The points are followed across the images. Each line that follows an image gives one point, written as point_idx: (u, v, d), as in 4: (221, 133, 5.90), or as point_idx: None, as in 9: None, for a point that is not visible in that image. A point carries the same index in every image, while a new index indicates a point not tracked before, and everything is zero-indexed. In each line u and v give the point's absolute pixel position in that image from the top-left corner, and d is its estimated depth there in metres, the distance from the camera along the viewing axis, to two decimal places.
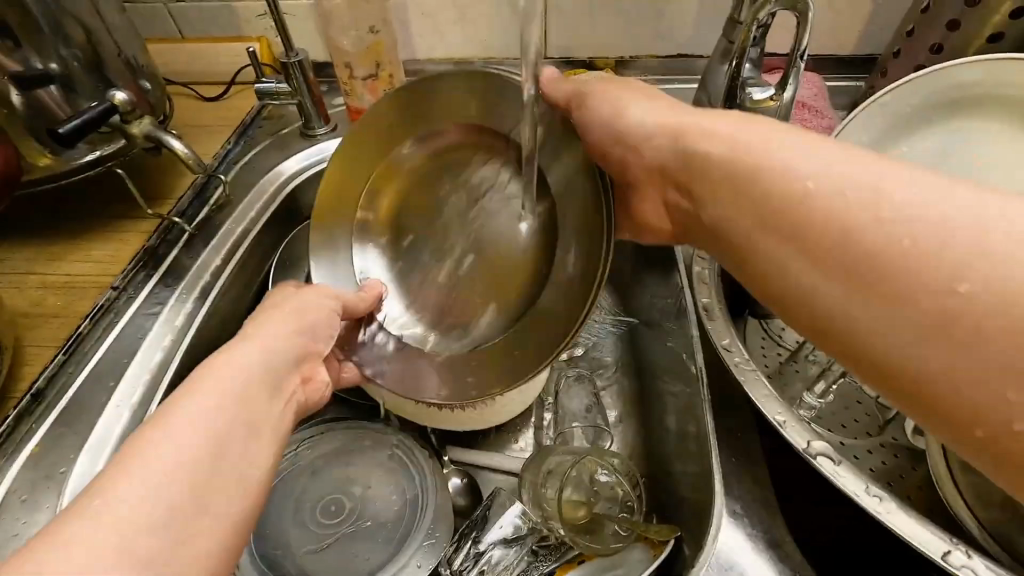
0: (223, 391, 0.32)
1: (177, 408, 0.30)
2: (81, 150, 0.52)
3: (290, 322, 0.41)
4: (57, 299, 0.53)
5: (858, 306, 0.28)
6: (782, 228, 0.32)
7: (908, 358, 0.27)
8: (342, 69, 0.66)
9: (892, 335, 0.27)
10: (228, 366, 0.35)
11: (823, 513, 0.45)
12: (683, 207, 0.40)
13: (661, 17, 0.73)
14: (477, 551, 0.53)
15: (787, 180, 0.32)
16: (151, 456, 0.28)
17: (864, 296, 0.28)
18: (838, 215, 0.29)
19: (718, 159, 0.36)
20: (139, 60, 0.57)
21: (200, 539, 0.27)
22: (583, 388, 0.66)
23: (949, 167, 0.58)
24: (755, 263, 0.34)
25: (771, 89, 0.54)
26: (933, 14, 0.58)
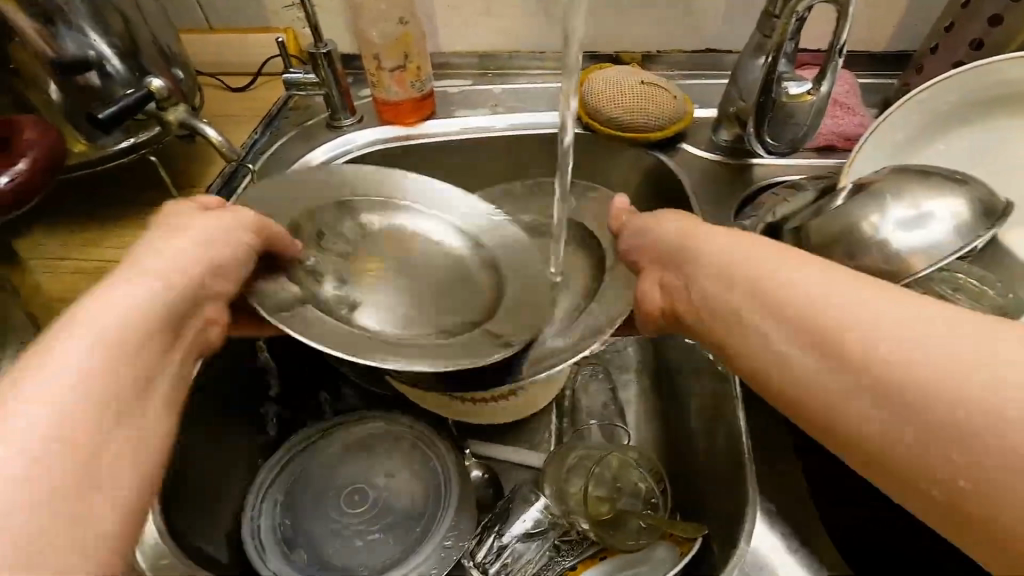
0: (105, 337, 0.30)
1: (56, 351, 0.28)
2: (116, 137, 0.53)
3: (196, 254, 0.38)
4: (89, 284, 0.54)
5: (834, 383, 0.26)
6: (759, 309, 0.31)
7: (873, 427, 0.25)
8: (369, 61, 0.66)
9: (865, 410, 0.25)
10: (114, 304, 0.32)
11: (840, 513, 0.46)
12: (676, 290, 0.39)
13: (690, 11, 0.72)
14: (500, 544, 0.52)
15: (769, 271, 0.32)
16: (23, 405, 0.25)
17: (838, 370, 0.26)
18: (815, 296, 0.29)
19: (717, 252, 0.36)
20: (172, 49, 0.57)
21: (96, 504, 0.26)
22: (601, 384, 0.65)
23: (981, 166, 0.58)
24: (731, 338, 0.33)
25: (807, 83, 0.55)
26: (974, 9, 0.57)
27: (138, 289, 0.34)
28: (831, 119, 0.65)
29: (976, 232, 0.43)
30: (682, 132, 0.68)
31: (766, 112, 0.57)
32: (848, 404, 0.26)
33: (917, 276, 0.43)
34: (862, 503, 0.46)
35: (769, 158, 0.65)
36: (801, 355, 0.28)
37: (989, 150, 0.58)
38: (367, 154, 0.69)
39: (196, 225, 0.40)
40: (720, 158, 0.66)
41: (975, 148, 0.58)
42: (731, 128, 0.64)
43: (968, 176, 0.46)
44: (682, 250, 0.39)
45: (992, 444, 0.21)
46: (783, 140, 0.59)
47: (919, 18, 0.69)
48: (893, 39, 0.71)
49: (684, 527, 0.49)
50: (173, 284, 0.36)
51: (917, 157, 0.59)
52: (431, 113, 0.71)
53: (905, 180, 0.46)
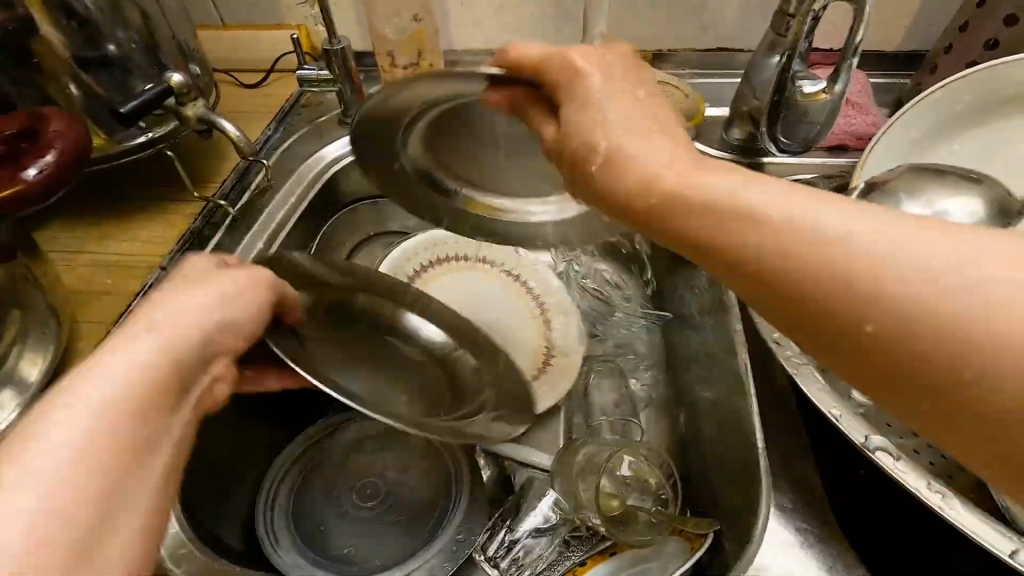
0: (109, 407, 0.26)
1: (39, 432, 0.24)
2: (134, 132, 0.53)
3: (214, 300, 0.34)
4: (107, 277, 0.55)
5: (821, 337, 0.25)
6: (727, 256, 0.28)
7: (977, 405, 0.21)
8: (383, 58, 0.67)
9: (850, 366, 0.25)
10: (121, 362, 0.28)
11: (847, 494, 0.44)
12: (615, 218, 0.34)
13: (703, 11, 0.72)
14: (511, 539, 0.53)
15: (738, 208, 0.27)
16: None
17: (824, 328, 0.25)
18: (791, 252, 0.25)
19: (724, 184, 0.28)
20: (189, 45, 0.58)
21: None
22: (612, 381, 0.66)
23: (993, 166, 0.58)
24: (785, 288, 0.26)
25: (821, 82, 0.55)
26: (989, 9, 0.57)
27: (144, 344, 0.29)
28: (843, 119, 0.65)
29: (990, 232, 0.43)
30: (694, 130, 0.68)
31: (781, 111, 0.57)
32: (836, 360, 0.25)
33: None
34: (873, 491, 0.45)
35: (782, 157, 0.64)
36: (783, 311, 0.26)
37: (1000, 148, 0.58)
38: None
39: (219, 271, 0.37)
40: (732, 157, 0.65)
41: (987, 145, 0.58)
42: (743, 126, 0.64)
43: (984, 175, 0.46)
44: (611, 177, 0.32)
45: None
46: (796, 140, 0.59)
47: (931, 18, 0.69)
48: (904, 39, 0.71)
49: (695, 523, 0.49)
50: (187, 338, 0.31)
51: (931, 156, 0.59)
52: None
53: (920, 177, 0.46)
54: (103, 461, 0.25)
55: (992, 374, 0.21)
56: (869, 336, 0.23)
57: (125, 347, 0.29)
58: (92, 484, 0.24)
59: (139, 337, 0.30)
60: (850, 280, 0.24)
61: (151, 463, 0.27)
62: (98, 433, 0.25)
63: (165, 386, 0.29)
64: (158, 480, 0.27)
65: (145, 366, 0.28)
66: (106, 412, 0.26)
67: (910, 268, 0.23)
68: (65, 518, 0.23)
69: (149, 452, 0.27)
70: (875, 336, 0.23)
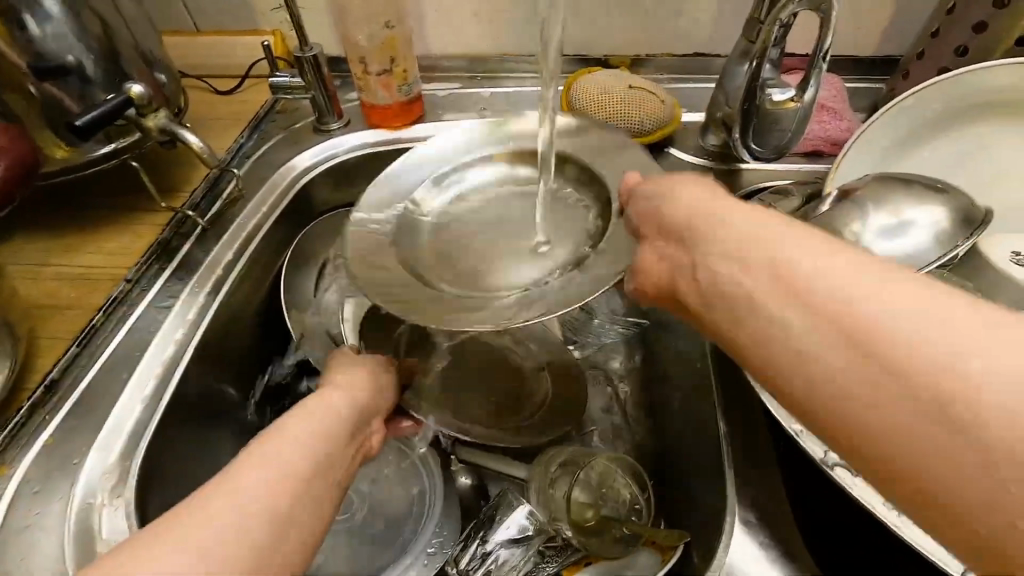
0: (294, 442, 0.35)
1: (254, 454, 0.33)
2: (96, 143, 0.52)
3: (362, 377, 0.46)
4: (71, 290, 0.54)
5: (847, 368, 0.24)
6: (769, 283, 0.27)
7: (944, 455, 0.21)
8: (356, 65, 0.66)
9: (873, 404, 0.23)
10: (305, 417, 0.38)
11: (814, 510, 0.46)
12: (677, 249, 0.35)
13: (679, 15, 0.72)
14: (484, 551, 0.52)
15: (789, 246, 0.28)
16: (232, 494, 0.30)
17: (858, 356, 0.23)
18: (832, 276, 0.26)
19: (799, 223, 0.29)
20: (155, 54, 0.57)
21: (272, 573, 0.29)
22: (600, 389, 0.65)
23: (964, 174, 0.58)
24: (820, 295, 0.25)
25: (790, 90, 0.55)
26: (959, 15, 0.57)
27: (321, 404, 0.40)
28: (818, 124, 0.65)
29: (954, 243, 0.43)
30: (671, 136, 0.68)
31: (752, 119, 0.57)
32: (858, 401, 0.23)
33: None
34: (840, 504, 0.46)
35: (756, 164, 0.64)
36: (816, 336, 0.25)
37: (969, 155, 0.58)
38: (355, 158, 0.69)
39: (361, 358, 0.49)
40: (706, 163, 0.65)
41: (960, 151, 0.58)
42: (718, 133, 0.64)
43: (950, 185, 0.46)
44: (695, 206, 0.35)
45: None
46: (769, 148, 0.59)
47: (906, 22, 0.69)
48: (880, 43, 0.71)
49: (667, 535, 0.49)
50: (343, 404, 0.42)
51: (903, 164, 0.59)
52: (419, 116, 0.71)
53: (888, 186, 0.46)
54: (295, 479, 0.33)
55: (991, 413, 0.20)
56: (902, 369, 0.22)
57: (307, 413, 0.39)
58: (288, 493, 0.32)
59: (317, 405, 0.40)
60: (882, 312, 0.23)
61: (321, 486, 0.34)
62: (290, 459, 0.34)
63: (337, 432, 0.39)
64: (324, 507, 0.34)
65: (321, 421, 0.38)
66: (297, 447, 0.35)
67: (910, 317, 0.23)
68: (279, 509, 0.30)
69: (324, 478, 0.35)
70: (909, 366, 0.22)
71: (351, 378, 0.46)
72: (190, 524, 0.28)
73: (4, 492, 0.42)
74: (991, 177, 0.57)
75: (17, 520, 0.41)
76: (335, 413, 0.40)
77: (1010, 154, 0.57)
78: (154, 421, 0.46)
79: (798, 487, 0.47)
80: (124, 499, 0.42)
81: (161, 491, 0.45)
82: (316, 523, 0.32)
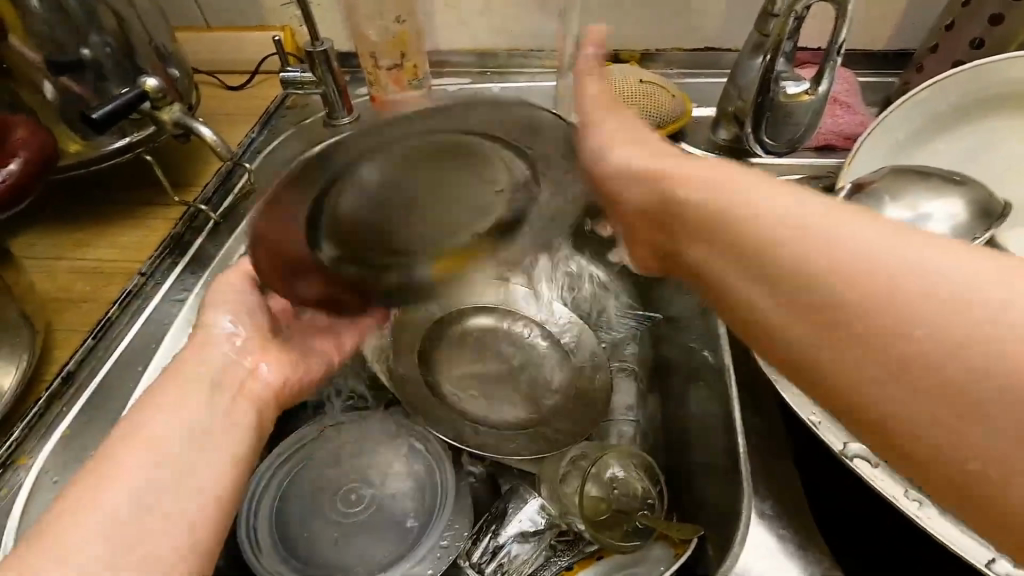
0: (166, 425, 0.36)
1: (139, 440, 0.35)
2: (113, 136, 0.52)
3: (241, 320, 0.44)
4: (87, 284, 0.54)
5: (857, 373, 0.23)
6: (735, 291, 0.29)
7: (919, 429, 0.21)
8: (367, 59, 0.66)
9: (898, 406, 0.22)
10: (178, 392, 0.38)
11: (832, 503, 0.46)
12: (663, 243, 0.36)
13: (691, 9, 0.71)
14: (496, 545, 0.53)
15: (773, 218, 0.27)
16: (98, 491, 0.32)
17: (862, 360, 0.23)
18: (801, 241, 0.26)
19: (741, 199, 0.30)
20: (168, 49, 0.57)
21: (153, 541, 0.32)
22: (630, 384, 0.63)
23: (980, 168, 0.58)
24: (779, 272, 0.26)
25: (804, 83, 0.55)
26: (974, 8, 0.56)
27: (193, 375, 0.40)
28: (830, 119, 0.64)
29: (974, 234, 0.43)
30: (682, 131, 0.68)
31: (765, 114, 0.57)
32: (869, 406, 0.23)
33: None
34: (856, 498, 0.46)
35: (768, 159, 0.64)
36: (793, 339, 0.25)
37: (984, 150, 0.57)
38: None
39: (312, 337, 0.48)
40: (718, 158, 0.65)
41: (974, 144, 0.58)
42: (729, 127, 0.64)
43: (967, 176, 0.46)
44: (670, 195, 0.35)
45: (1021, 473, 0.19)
46: (781, 142, 0.59)
47: (920, 15, 0.68)
48: (893, 37, 0.70)
49: (680, 528, 0.50)
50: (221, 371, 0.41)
51: (916, 158, 0.59)
52: None
53: (907, 179, 0.46)
54: (153, 465, 0.34)
55: (977, 376, 0.20)
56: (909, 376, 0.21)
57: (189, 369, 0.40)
58: (153, 483, 0.33)
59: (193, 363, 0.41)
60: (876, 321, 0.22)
61: (212, 468, 0.36)
62: (144, 452, 0.34)
63: (198, 409, 0.38)
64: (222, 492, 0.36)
65: (182, 403, 0.37)
66: (175, 411, 0.37)
67: (887, 271, 0.23)
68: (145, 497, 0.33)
69: (205, 460, 0.36)
70: (905, 345, 0.22)
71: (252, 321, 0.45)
72: (81, 517, 0.31)
73: (22, 483, 0.42)
74: (1004, 172, 0.57)
75: (36, 509, 0.41)
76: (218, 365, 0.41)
77: None
78: None
79: (814, 483, 0.46)
80: None
81: None
82: (226, 476, 0.36)
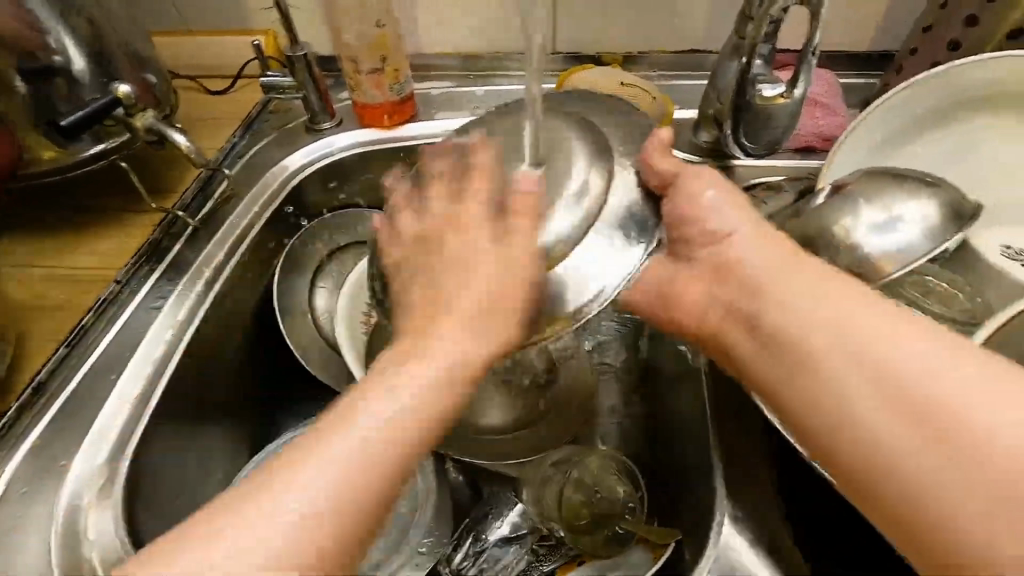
0: (329, 470, 0.31)
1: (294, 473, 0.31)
2: (87, 142, 0.52)
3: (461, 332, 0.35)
4: (62, 292, 0.54)
5: (918, 453, 0.32)
6: (778, 361, 0.39)
7: (924, 482, 0.32)
8: (347, 64, 0.66)
9: (922, 468, 0.32)
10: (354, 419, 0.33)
11: (810, 507, 0.47)
12: (729, 327, 0.43)
13: (672, 11, 0.72)
14: (477, 549, 0.53)
15: (840, 313, 0.37)
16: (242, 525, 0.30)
17: (913, 431, 0.32)
18: (862, 325, 0.36)
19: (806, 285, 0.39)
20: (145, 53, 0.57)
21: None
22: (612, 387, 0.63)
23: (959, 170, 0.58)
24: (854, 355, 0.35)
25: (780, 86, 0.55)
26: (951, 10, 0.57)
27: (389, 405, 0.33)
28: (810, 120, 0.64)
29: (947, 235, 0.43)
30: (664, 133, 0.68)
31: (744, 116, 0.57)
32: (913, 465, 0.32)
33: (889, 279, 0.43)
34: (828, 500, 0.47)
35: (750, 160, 0.64)
36: (812, 414, 0.37)
37: (962, 152, 0.58)
38: (349, 157, 0.68)
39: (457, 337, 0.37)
40: (699, 159, 0.64)
41: (954, 145, 0.58)
42: (711, 129, 0.63)
43: (941, 179, 0.46)
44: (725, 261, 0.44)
45: (962, 521, 0.31)
46: (760, 143, 0.59)
47: (900, 16, 0.68)
48: (873, 38, 0.71)
49: (659, 532, 0.50)
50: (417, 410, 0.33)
51: (894, 160, 0.59)
52: (412, 115, 0.71)
53: (879, 183, 0.46)
54: (308, 514, 0.30)
55: (972, 446, 0.31)
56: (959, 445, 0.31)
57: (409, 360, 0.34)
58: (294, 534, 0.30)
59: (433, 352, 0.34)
60: (921, 398, 0.33)
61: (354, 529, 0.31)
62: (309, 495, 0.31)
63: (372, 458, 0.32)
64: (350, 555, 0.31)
65: (353, 440, 0.32)
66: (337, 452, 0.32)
67: (917, 370, 0.33)
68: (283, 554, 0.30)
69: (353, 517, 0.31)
70: (927, 412, 0.32)
71: (474, 286, 0.36)
72: (236, 531, 0.30)
73: None
74: (984, 175, 0.57)
75: (5, 520, 0.41)
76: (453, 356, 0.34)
77: (1004, 149, 0.56)
78: (142, 422, 0.46)
79: (792, 490, 0.47)
80: (112, 501, 0.42)
81: (149, 493, 0.45)
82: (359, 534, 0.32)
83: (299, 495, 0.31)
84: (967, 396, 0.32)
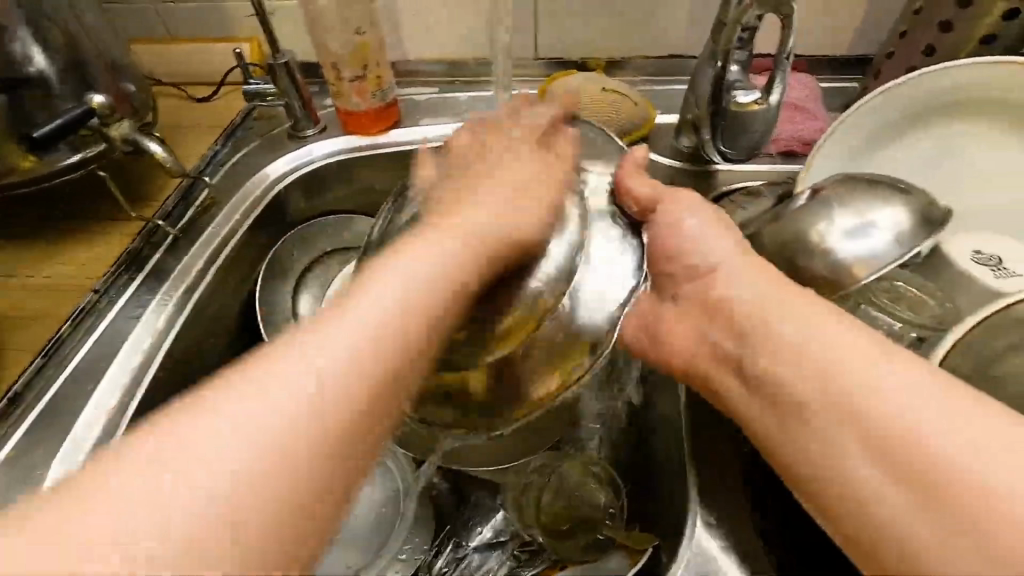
0: (259, 404, 0.26)
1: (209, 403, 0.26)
2: (65, 151, 0.52)
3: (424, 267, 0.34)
4: (40, 302, 0.54)
5: (904, 508, 0.30)
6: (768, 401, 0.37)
7: (915, 542, 0.30)
8: (329, 70, 0.66)
9: (911, 526, 0.30)
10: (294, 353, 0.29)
11: (793, 531, 0.46)
12: (715, 369, 0.41)
13: (654, 17, 0.72)
14: (458, 555, 0.55)
15: (821, 347, 0.35)
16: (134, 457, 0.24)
17: (902, 484, 0.31)
18: (843, 358, 0.34)
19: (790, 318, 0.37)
20: (122, 62, 0.57)
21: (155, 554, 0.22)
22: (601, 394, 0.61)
23: (935, 175, 0.58)
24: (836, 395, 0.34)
25: (754, 92, 0.56)
26: (925, 16, 0.57)
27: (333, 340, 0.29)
28: (789, 125, 0.65)
29: (915, 241, 0.43)
30: (645, 138, 0.68)
31: (721, 122, 0.58)
32: (888, 508, 0.31)
33: (859, 285, 0.43)
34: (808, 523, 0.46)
35: (730, 165, 0.64)
36: (804, 463, 0.34)
37: (938, 157, 0.58)
38: (330, 164, 0.68)
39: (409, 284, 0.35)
40: (680, 165, 0.65)
41: (931, 150, 0.58)
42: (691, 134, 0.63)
43: (912, 185, 0.46)
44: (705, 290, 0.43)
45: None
46: (738, 149, 0.60)
47: (879, 20, 0.69)
48: (854, 42, 0.71)
49: (637, 538, 0.50)
50: (364, 349, 0.29)
51: (871, 165, 0.60)
52: (394, 121, 0.71)
53: (852, 189, 0.46)
54: (219, 457, 0.25)
55: (964, 499, 0.29)
56: (927, 486, 0.30)
57: (364, 298, 0.31)
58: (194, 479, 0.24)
59: (385, 286, 0.32)
60: (900, 435, 0.31)
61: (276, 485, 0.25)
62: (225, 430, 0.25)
63: (308, 396, 0.27)
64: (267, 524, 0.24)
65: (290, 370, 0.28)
66: (265, 384, 0.27)
67: (900, 412, 0.32)
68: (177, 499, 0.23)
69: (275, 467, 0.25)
70: (915, 462, 0.30)
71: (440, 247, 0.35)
72: (111, 473, 0.24)
73: None
74: (959, 180, 0.58)
75: None
76: (406, 284, 0.33)
77: (979, 154, 0.57)
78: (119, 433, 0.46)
79: (779, 506, 0.47)
80: None
81: None
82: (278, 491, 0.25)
83: (216, 423, 0.25)
84: (953, 437, 0.30)
